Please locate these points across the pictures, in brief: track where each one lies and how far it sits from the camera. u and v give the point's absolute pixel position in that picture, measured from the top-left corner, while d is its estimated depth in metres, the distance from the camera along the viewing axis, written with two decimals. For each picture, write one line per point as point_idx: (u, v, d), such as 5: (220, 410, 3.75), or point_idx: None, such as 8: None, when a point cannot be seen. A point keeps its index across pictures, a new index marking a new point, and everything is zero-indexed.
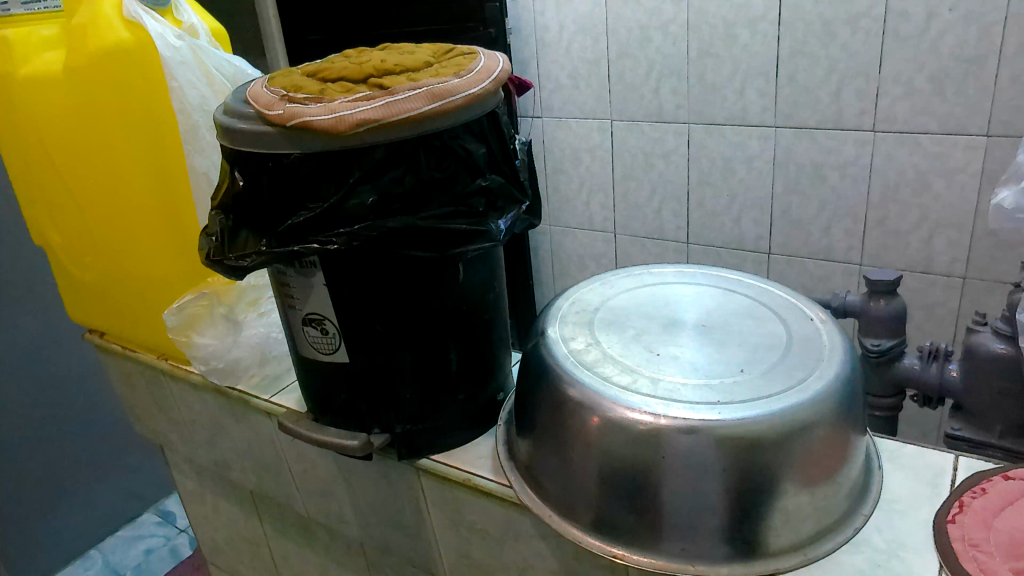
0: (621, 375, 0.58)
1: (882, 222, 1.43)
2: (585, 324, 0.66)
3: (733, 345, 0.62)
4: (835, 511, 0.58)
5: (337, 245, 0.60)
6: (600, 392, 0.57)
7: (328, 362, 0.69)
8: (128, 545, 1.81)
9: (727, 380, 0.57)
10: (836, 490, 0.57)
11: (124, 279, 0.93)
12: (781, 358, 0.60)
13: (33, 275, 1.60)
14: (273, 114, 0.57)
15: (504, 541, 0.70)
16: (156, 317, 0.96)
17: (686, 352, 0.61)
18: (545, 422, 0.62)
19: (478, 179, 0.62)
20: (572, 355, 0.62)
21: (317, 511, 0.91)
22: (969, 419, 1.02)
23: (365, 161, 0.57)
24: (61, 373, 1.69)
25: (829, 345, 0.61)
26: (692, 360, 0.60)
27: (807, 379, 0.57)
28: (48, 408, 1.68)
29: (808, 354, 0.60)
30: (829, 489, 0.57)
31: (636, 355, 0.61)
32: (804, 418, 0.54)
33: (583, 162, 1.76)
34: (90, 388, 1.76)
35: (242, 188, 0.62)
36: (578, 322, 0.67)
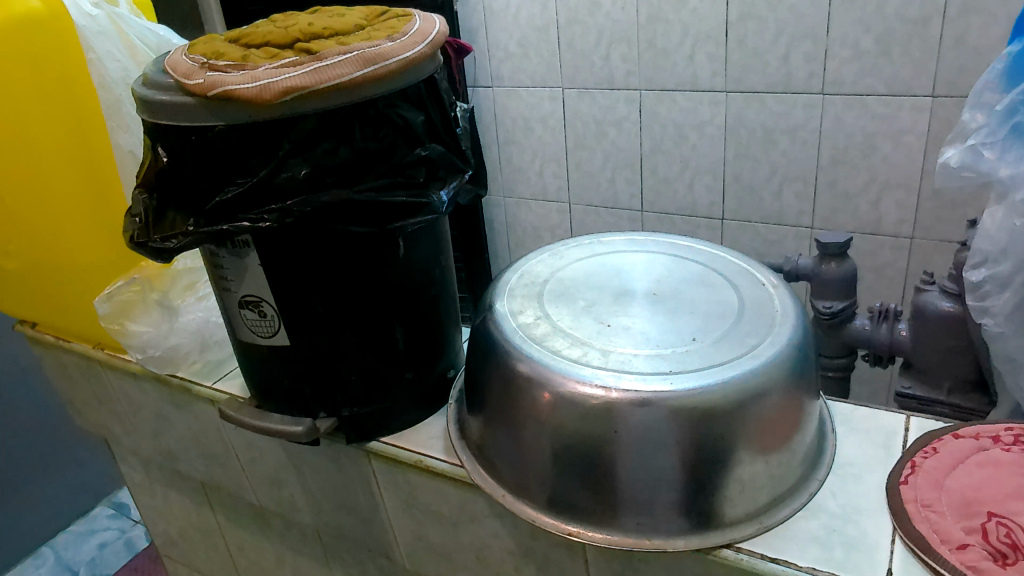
0: (572, 348, 0.57)
1: (832, 184, 1.44)
2: (535, 296, 0.65)
3: (683, 313, 0.61)
4: (789, 479, 0.57)
5: (269, 222, 0.56)
6: (550, 366, 0.55)
7: (267, 346, 0.66)
8: (81, 540, 1.76)
9: (677, 349, 0.56)
10: (790, 456, 0.57)
11: (47, 271, 0.88)
12: (733, 325, 0.59)
13: None
14: (193, 84, 0.53)
15: (459, 521, 0.69)
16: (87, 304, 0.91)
17: (637, 322, 0.60)
18: (494, 401, 0.60)
19: (417, 149, 0.59)
20: (521, 329, 0.60)
21: (269, 499, 0.88)
22: (919, 376, 1.03)
23: (295, 132, 0.54)
24: None
25: (779, 309, 0.60)
26: (643, 330, 0.58)
27: (759, 345, 0.56)
28: None
29: (759, 319, 0.59)
30: (783, 457, 0.56)
31: (586, 327, 0.59)
32: (757, 384, 0.53)
33: (534, 132, 1.73)
34: (27, 380, 1.69)
35: (166, 165, 0.58)
36: (527, 295, 0.65)
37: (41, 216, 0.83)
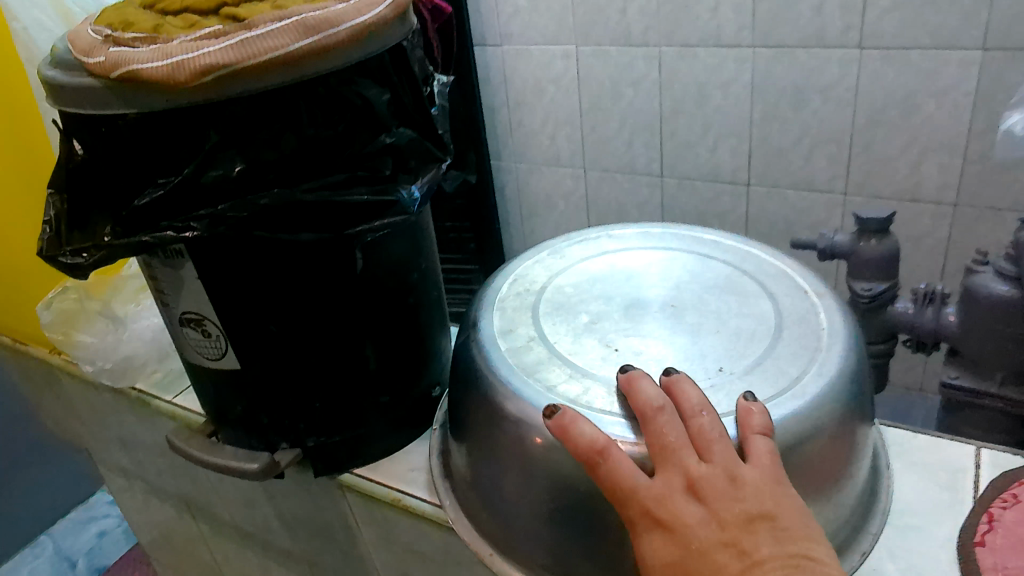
0: (570, 382, 0.47)
1: (868, 147, 1.15)
2: (530, 309, 0.54)
3: (708, 331, 0.50)
4: (836, 538, 0.47)
5: (197, 232, 0.46)
6: (542, 408, 0.45)
7: (216, 369, 0.56)
8: (80, 529, 1.71)
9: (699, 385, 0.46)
10: (838, 507, 0.47)
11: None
12: (767, 349, 0.48)
13: None
14: (93, 63, 0.43)
15: (445, 564, 0.60)
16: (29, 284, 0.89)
17: (652, 345, 0.49)
18: (477, 446, 0.50)
19: (382, 135, 0.49)
20: (510, 354, 0.50)
21: (246, 517, 0.81)
22: (966, 365, 0.92)
23: (223, 119, 0.44)
24: None
25: (822, 325, 0.50)
26: (659, 356, 0.48)
27: (802, 378, 0.45)
28: None
29: (800, 340, 0.49)
30: (831, 513, 0.46)
31: (588, 353, 0.49)
32: (796, 431, 0.43)
33: (546, 93, 1.42)
34: None
35: (83, 160, 0.47)
36: (518, 308, 0.55)
37: None
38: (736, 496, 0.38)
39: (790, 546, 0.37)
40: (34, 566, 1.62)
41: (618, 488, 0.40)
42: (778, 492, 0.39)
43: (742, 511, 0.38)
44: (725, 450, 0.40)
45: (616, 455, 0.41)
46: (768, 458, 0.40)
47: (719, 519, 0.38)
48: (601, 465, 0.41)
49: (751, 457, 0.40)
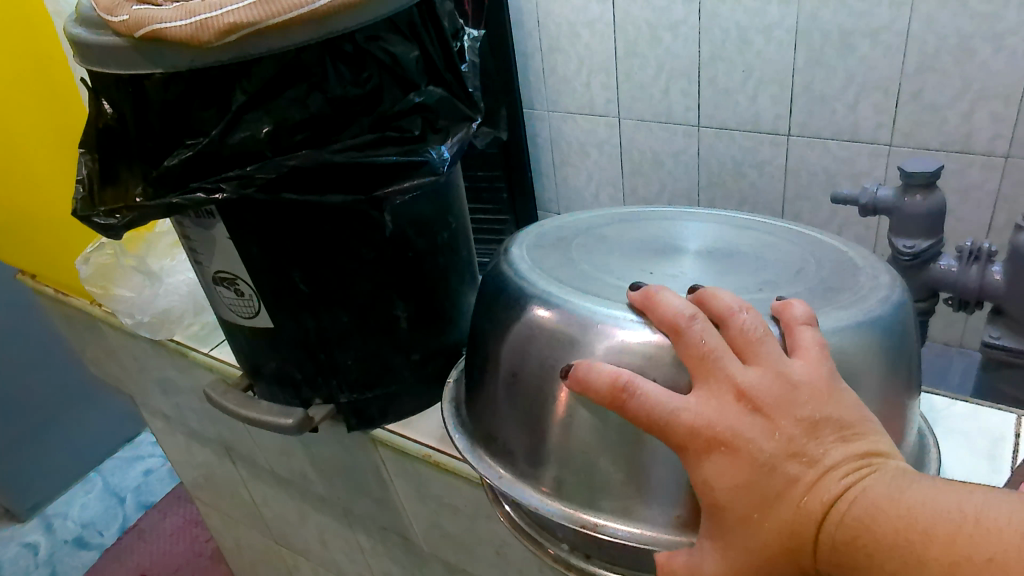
0: (603, 289, 0.46)
1: (917, 95, 1.06)
2: (562, 247, 0.54)
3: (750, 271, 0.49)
4: None
5: (226, 193, 0.46)
6: (578, 310, 0.44)
7: (250, 327, 0.57)
8: (127, 466, 1.79)
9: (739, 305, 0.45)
10: None
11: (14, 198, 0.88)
12: (811, 287, 0.47)
13: None
14: (118, 22, 0.42)
15: (476, 516, 0.61)
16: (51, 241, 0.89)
17: (689, 274, 0.49)
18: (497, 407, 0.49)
19: (411, 94, 0.48)
20: (543, 272, 0.49)
21: (282, 465, 0.83)
22: (1011, 325, 0.85)
23: (249, 79, 0.43)
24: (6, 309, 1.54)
25: (866, 275, 0.48)
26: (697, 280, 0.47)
27: (846, 302, 0.44)
28: (7, 348, 1.55)
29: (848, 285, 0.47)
30: None
31: (625, 277, 0.48)
32: (847, 343, 0.42)
33: (581, 39, 1.35)
34: (44, 318, 1.61)
35: (112, 120, 0.47)
36: (551, 246, 0.54)
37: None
38: (796, 402, 0.36)
39: (858, 445, 0.36)
40: (85, 500, 1.70)
41: (659, 415, 0.38)
42: (837, 391, 0.37)
43: (805, 419, 0.36)
44: (769, 352, 0.38)
45: (645, 386, 0.39)
46: (815, 348, 0.38)
47: (780, 431, 0.36)
48: (629, 398, 0.39)
49: (798, 353, 0.38)
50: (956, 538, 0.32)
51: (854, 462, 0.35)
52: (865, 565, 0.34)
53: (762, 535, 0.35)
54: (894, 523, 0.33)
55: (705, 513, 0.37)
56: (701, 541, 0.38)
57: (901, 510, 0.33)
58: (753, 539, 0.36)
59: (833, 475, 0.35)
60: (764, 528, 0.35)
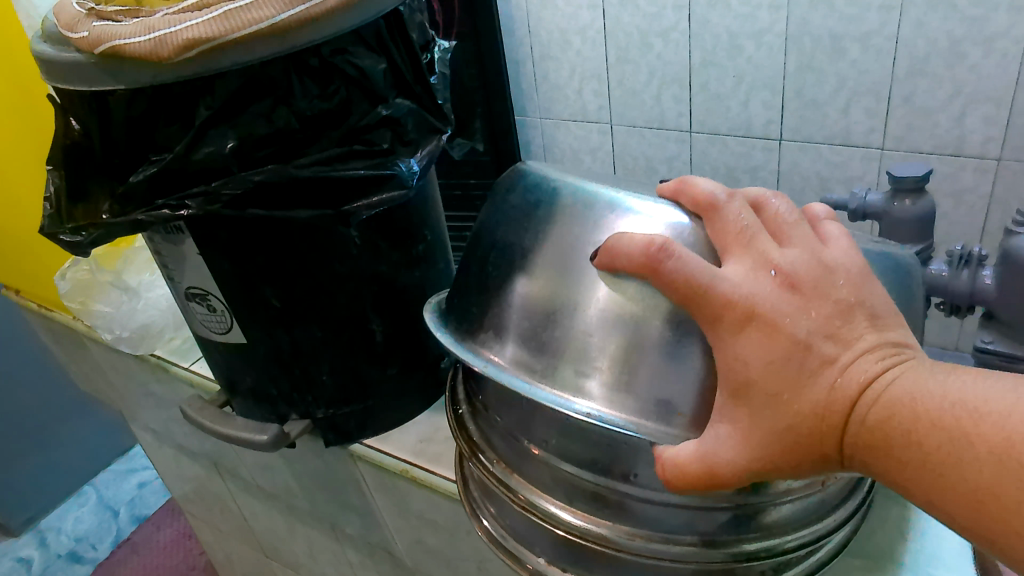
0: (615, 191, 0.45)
1: (909, 99, 1.06)
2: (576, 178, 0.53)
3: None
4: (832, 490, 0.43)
5: (192, 210, 0.46)
6: (593, 197, 0.42)
7: (224, 342, 0.56)
8: (121, 479, 1.78)
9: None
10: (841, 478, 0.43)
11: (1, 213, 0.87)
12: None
13: None
14: (78, 38, 0.42)
15: (456, 532, 0.60)
16: (35, 254, 0.89)
17: None
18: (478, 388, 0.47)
19: (379, 107, 0.47)
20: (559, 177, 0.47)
21: (267, 479, 0.82)
22: (1004, 331, 0.77)
23: (213, 95, 0.42)
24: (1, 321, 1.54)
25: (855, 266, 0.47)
26: None
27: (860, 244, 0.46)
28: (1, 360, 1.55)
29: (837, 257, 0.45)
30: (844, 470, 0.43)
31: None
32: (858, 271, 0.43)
33: (573, 46, 1.35)
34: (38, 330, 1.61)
35: (78, 137, 0.47)
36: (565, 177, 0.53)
37: None
38: (833, 282, 0.34)
39: (893, 334, 0.33)
40: (79, 513, 1.70)
41: (696, 283, 0.34)
42: (872, 280, 0.35)
43: (842, 301, 0.33)
44: (803, 239, 0.36)
45: (682, 249, 0.35)
46: (844, 239, 0.37)
47: (819, 310, 0.33)
48: (666, 262, 0.35)
49: (830, 243, 0.37)
50: (1006, 416, 0.29)
51: (890, 349, 0.33)
52: (898, 446, 0.31)
53: (790, 417, 0.33)
54: (932, 407, 0.31)
55: (722, 394, 0.35)
56: (715, 427, 0.35)
57: (942, 392, 0.31)
58: (780, 419, 0.33)
59: (870, 358, 0.32)
60: (792, 409, 0.32)
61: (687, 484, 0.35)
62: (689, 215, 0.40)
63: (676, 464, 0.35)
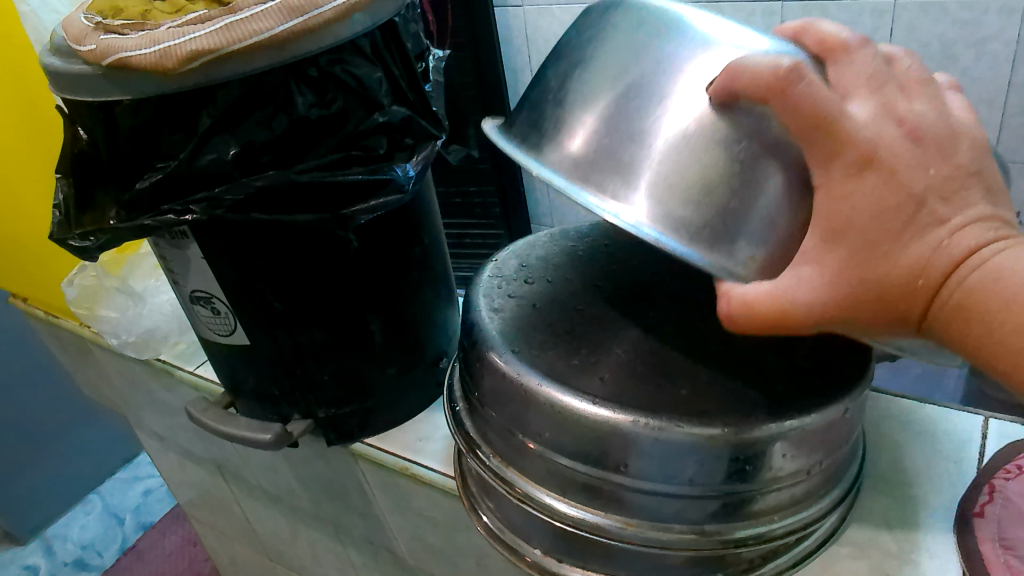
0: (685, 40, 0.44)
1: None
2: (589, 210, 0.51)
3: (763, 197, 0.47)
4: (818, 480, 0.44)
5: (196, 215, 0.47)
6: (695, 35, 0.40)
7: (227, 344, 0.58)
8: (128, 487, 1.80)
9: (670, 365, 0.44)
10: (826, 469, 0.44)
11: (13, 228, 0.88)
12: (761, 348, 0.46)
13: None
14: (86, 50, 0.44)
15: (456, 528, 0.62)
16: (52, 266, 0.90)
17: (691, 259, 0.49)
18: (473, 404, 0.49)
19: (375, 114, 0.49)
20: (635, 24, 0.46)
21: (271, 481, 0.83)
22: None
23: (215, 104, 0.44)
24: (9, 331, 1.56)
25: (838, 343, 0.47)
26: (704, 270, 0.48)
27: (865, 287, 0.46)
28: (9, 371, 1.57)
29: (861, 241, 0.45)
30: (828, 460, 0.44)
31: (583, 321, 0.48)
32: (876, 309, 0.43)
33: None
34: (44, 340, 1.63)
35: (85, 146, 0.49)
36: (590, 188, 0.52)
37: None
38: (951, 146, 0.34)
39: (995, 209, 0.34)
40: (86, 521, 1.71)
41: (822, 114, 0.33)
42: (986, 154, 0.35)
43: (957, 165, 0.33)
44: (926, 93, 0.35)
45: (814, 75, 0.33)
46: (962, 110, 0.37)
47: (935, 169, 0.33)
48: (794, 87, 0.33)
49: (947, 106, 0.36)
50: None
51: (992, 224, 0.33)
52: (979, 317, 0.32)
53: (882, 272, 0.33)
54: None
55: (815, 235, 0.35)
56: (796, 268, 0.35)
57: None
58: (873, 269, 0.33)
59: (974, 229, 0.33)
60: (890, 260, 0.33)
61: (755, 322, 0.35)
62: (807, 54, 0.38)
63: (744, 300, 0.35)
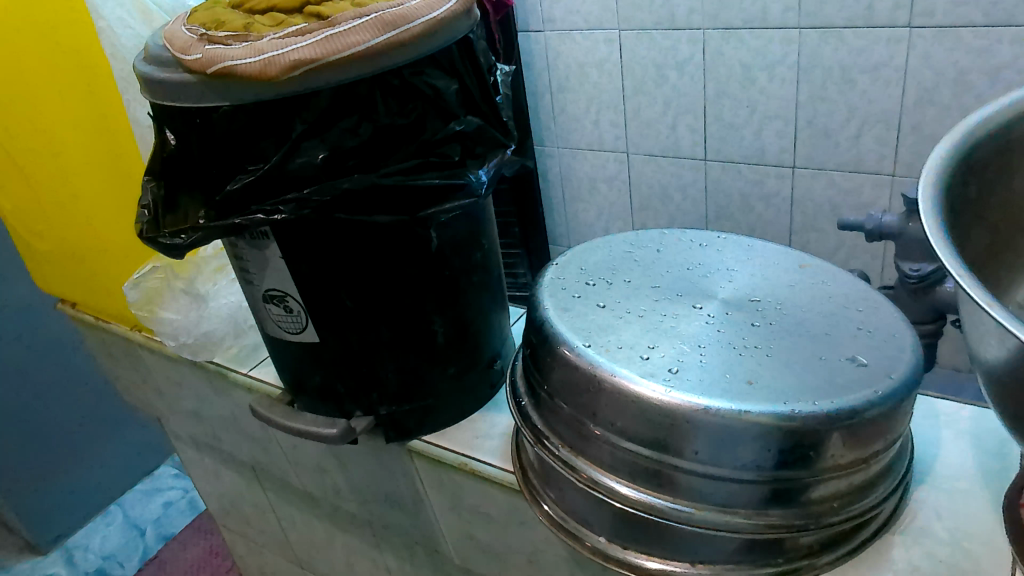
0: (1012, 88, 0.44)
1: (918, 128, 1.11)
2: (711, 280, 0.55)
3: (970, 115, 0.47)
4: (873, 471, 0.47)
5: (285, 214, 0.50)
6: None
7: (296, 342, 0.60)
8: (148, 498, 1.81)
9: (733, 360, 0.47)
10: (881, 460, 0.47)
11: (74, 248, 0.87)
12: (818, 347, 0.48)
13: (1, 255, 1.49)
14: (190, 60, 0.47)
15: (509, 524, 0.64)
16: (111, 283, 0.90)
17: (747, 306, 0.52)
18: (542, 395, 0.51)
19: (451, 124, 0.52)
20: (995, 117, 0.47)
21: (315, 483, 0.86)
22: None
23: (308, 111, 0.47)
24: (42, 341, 1.59)
25: (890, 343, 0.49)
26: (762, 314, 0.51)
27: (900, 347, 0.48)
28: (39, 381, 1.61)
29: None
30: (883, 452, 0.46)
31: (646, 320, 0.51)
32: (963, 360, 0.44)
33: (590, 78, 1.41)
34: (71, 352, 1.66)
35: (175, 150, 0.52)
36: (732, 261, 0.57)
37: (59, 183, 0.80)
38: None
39: None
40: (106, 532, 1.73)
41: None
42: None
43: None
44: None
45: None
46: None
47: None
48: None
49: None
50: None
51: None
52: None
53: None
54: None
55: None
56: None
57: None
58: None
59: None
60: None
61: None
62: None
63: None
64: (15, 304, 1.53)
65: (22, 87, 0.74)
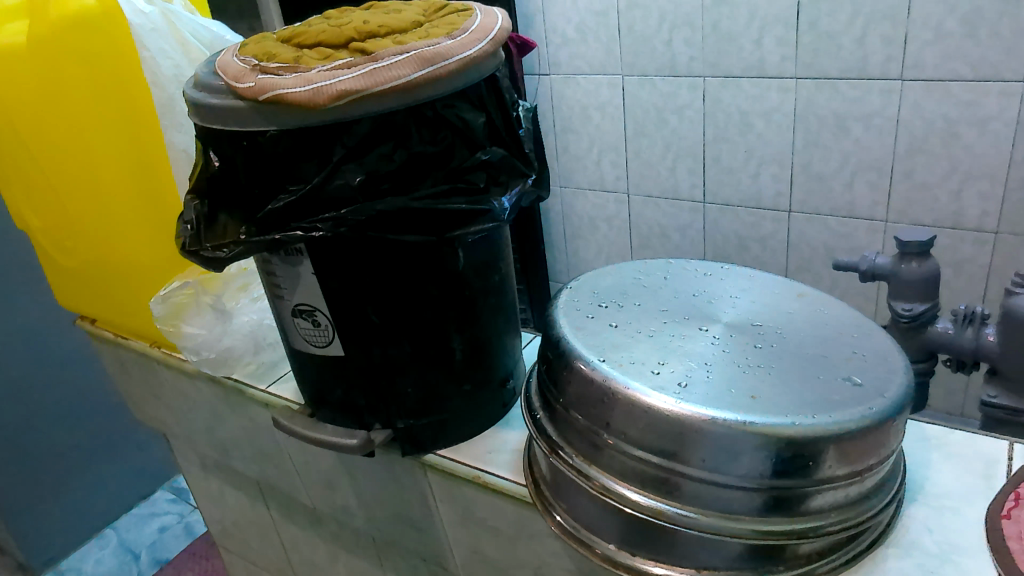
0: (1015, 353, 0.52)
1: (909, 174, 1.17)
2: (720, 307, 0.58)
3: None
4: (867, 485, 0.50)
5: (322, 232, 0.54)
6: None
7: (321, 356, 0.64)
8: (143, 523, 1.81)
9: (737, 377, 0.50)
10: (875, 475, 0.50)
11: (100, 266, 0.90)
12: (816, 367, 0.52)
13: (18, 274, 1.53)
14: (243, 88, 0.51)
15: (517, 538, 0.66)
16: (134, 300, 0.93)
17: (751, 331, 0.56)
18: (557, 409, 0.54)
19: (477, 153, 0.56)
20: None
21: (324, 501, 0.88)
22: (1007, 385, 0.90)
23: (349, 136, 0.51)
24: (49, 362, 1.62)
25: (883, 366, 0.52)
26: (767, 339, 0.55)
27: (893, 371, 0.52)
28: (43, 401, 1.63)
29: None
30: (875, 468, 0.50)
31: (655, 339, 0.54)
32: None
33: (592, 120, 1.47)
34: (76, 373, 1.68)
35: (218, 170, 0.56)
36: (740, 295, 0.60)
37: (93, 203, 0.84)
38: None
39: None
40: (100, 556, 1.73)
41: None
42: None
43: None
44: None
45: None
46: None
47: None
48: None
49: None
50: None
51: None
52: None
53: None
54: None
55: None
56: None
57: None
58: None
59: None
60: None
61: None
62: None
63: None
64: (27, 323, 1.57)
65: (66, 111, 0.78)
